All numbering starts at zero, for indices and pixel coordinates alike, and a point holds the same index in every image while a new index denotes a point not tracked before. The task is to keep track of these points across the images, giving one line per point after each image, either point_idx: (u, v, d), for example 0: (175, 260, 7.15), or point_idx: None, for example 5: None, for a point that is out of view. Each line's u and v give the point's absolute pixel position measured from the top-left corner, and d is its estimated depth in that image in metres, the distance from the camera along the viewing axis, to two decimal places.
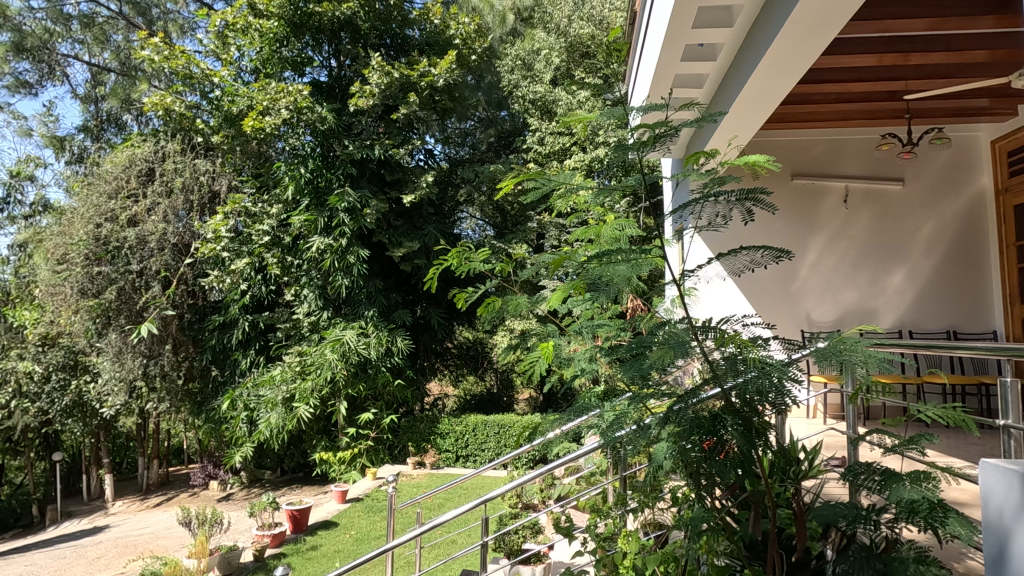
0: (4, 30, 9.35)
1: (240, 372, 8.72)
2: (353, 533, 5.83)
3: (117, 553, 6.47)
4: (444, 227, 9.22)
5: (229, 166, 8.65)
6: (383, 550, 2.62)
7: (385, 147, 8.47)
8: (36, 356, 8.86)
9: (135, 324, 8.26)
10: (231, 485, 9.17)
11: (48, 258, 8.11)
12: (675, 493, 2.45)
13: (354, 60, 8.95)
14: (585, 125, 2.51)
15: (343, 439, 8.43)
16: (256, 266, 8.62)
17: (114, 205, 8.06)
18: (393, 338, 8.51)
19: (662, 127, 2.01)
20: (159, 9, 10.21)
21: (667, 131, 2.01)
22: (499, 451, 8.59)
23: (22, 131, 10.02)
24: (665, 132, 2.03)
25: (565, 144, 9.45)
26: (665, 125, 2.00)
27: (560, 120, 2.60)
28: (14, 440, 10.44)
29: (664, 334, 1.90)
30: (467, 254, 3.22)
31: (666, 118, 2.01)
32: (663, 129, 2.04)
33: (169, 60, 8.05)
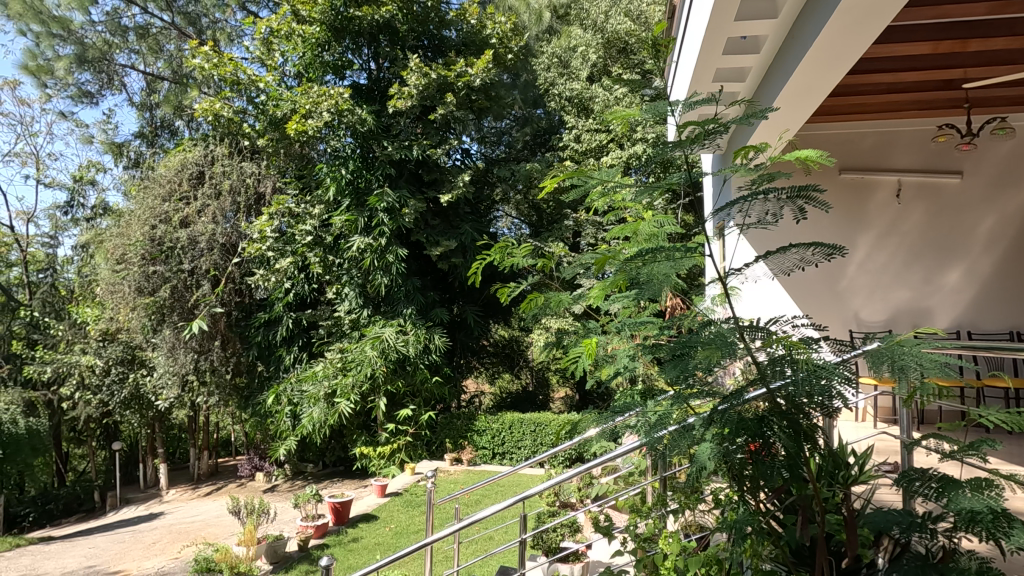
0: (68, 43, 9.83)
1: (285, 368, 9.00)
2: (392, 527, 5.96)
3: (171, 539, 6.78)
4: (480, 226, 9.29)
5: (274, 168, 8.96)
6: (424, 544, 2.66)
7: (423, 147, 8.60)
8: (97, 350, 9.36)
9: (187, 321, 8.64)
10: (276, 477, 9.50)
11: (108, 258, 8.58)
12: (718, 495, 2.41)
13: (392, 62, 9.11)
14: (626, 121, 2.49)
15: (383, 434, 8.61)
16: (299, 265, 8.85)
17: (168, 207, 8.46)
18: (431, 335, 8.62)
19: (712, 123, 1.96)
20: (208, 19, 10.56)
21: (717, 127, 1.96)
22: (535, 449, 8.61)
23: (84, 138, 10.87)
24: (715, 128, 1.98)
25: (602, 141, 9.35)
26: (715, 121, 1.95)
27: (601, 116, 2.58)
28: (78, 429, 11.11)
29: (709, 333, 1.88)
30: (509, 250, 3.24)
31: (716, 114, 1.96)
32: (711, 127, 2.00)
33: (218, 68, 8.43)
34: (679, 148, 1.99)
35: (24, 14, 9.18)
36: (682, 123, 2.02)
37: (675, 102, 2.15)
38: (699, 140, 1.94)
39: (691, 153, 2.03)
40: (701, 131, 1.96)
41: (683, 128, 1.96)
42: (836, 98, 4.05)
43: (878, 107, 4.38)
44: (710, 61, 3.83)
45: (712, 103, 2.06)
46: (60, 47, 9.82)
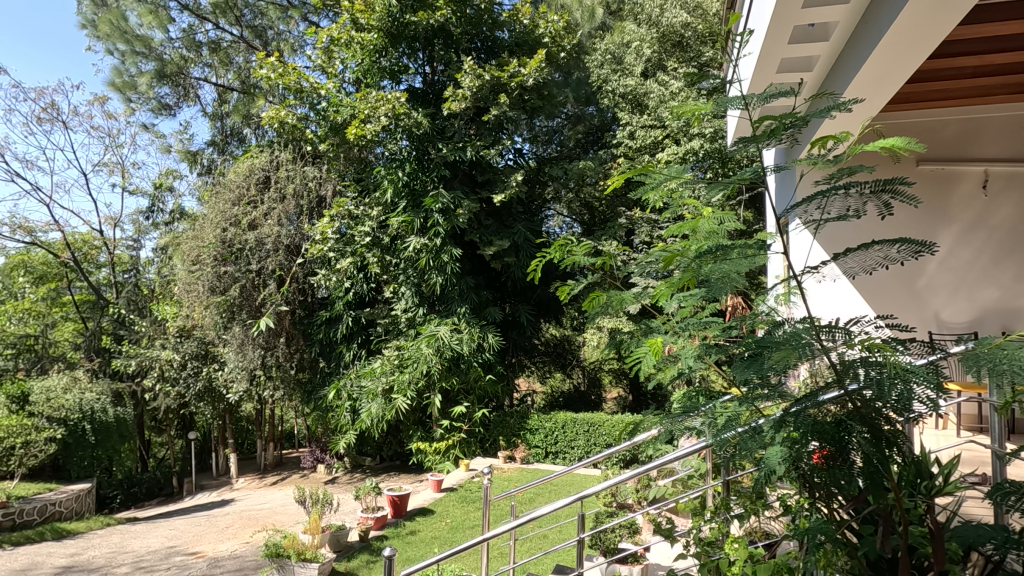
0: (150, 59, 10.58)
1: (345, 364, 9.33)
2: (448, 521, 6.08)
3: (242, 524, 7.18)
4: (533, 225, 9.32)
5: (334, 172, 9.31)
6: (482, 539, 2.75)
7: (476, 148, 8.69)
8: (174, 346, 10.02)
9: (255, 318, 9.13)
10: (336, 469, 9.89)
11: (185, 259, 9.17)
12: (787, 501, 2.32)
13: (447, 66, 9.27)
14: (695, 116, 2.43)
15: (438, 431, 8.78)
16: (358, 265, 9.13)
17: (238, 211, 8.95)
18: (484, 334, 8.72)
19: (790, 117, 1.88)
20: (273, 31, 11.11)
21: (795, 121, 1.89)
22: (588, 449, 8.56)
23: (163, 148, 11.62)
24: (793, 122, 1.90)
25: (657, 137, 9.15)
26: (793, 114, 1.88)
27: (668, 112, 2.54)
28: (158, 418, 11.93)
29: (782, 334, 1.82)
30: (569, 248, 3.26)
31: (794, 107, 1.89)
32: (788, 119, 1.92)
33: (283, 77, 8.83)
34: (753, 143, 1.92)
35: (111, 35, 9.96)
36: (757, 117, 1.96)
37: (748, 95, 2.09)
38: (777, 135, 1.87)
39: (765, 148, 1.97)
40: (778, 126, 1.89)
41: (757, 123, 1.90)
42: (914, 84, 3.82)
43: (963, 93, 4.09)
44: (776, 51, 3.69)
45: (788, 95, 1.99)
46: (143, 63, 10.57)
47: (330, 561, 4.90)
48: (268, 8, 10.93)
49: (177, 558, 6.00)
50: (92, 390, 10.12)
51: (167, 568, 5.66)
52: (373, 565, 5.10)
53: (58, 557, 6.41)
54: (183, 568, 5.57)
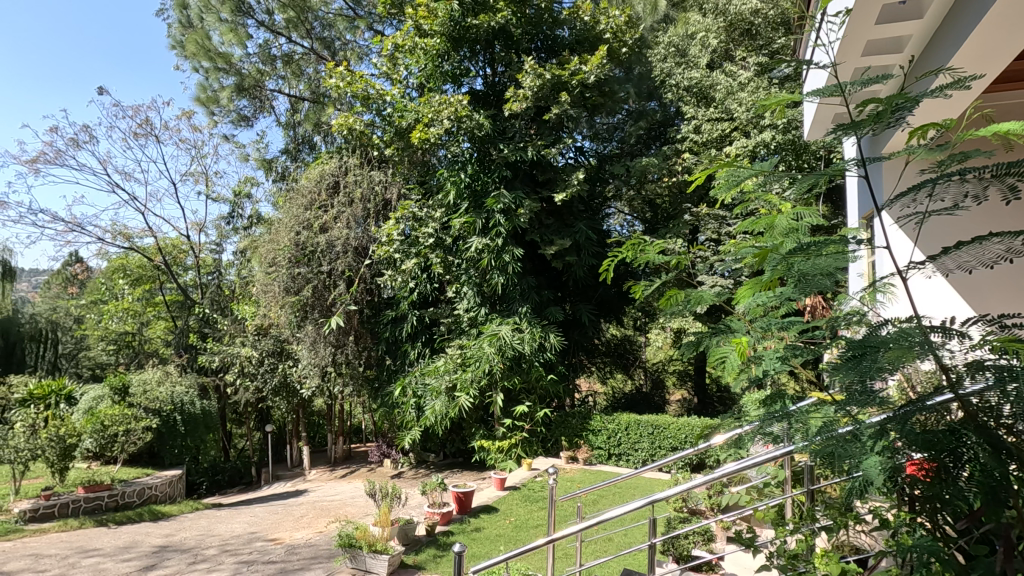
0: (230, 75, 11.24)
1: (410, 362, 9.54)
2: (512, 520, 6.09)
3: (316, 514, 7.51)
4: (594, 224, 9.23)
5: (399, 176, 9.59)
6: (550, 539, 2.74)
7: (537, 148, 8.65)
8: (253, 343, 10.61)
9: (326, 317, 9.55)
10: (402, 464, 10.17)
11: (263, 262, 9.69)
12: (883, 515, 2.16)
13: (507, 66, 9.31)
14: (785, 105, 2.32)
15: (500, 429, 8.81)
16: (422, 265, 9.30)
17: (310, 215, 9.39)
18: (546, 334, 8.72)
19: (898, 99, 1.76)
20: (340, 41, 11.64)
21: (904, 103, 1.75)
22: (653, 452, 8.35)
23: (242, 156, 12.43)
24: (901, 104, 1.77)
25: (725, 130, 8.77)
26: (901, 96, 1.75)
27: (756, 102, 2.43)
28: (239, 412, 12.66)
29: (887, 334, 1.72)
30: (643, 246, 3.21)
31: (902, 88, 1.76)
32: (896, 102, 1.79)
33: (351, 85, 9.14)
34: (854, 129, 1.81)
35: (197, 54, 10.68)
36: (857, 102, 1.84)
37: (843, 80, 1.97)
38: (885, 118, 1.75)
39: (867, 133, 1.85)
40: (885, 108, 1.77)
41: (859, 108, 1.79)
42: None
43: None
44: (861, 32, 3.48)
45: (892, 79, 1.86)
46: (224, 78, 11.27)
47: (399, 553, 5.04)
48: (336, 20, 11.43)
49: (258, 543, 6.35)
50: (182, 384, 10.94)
51: (249, 552, 6.00)
52: (440, 560, 5.20)
53: (155, 537, 6.95)
54: (263, 553, 5.89)
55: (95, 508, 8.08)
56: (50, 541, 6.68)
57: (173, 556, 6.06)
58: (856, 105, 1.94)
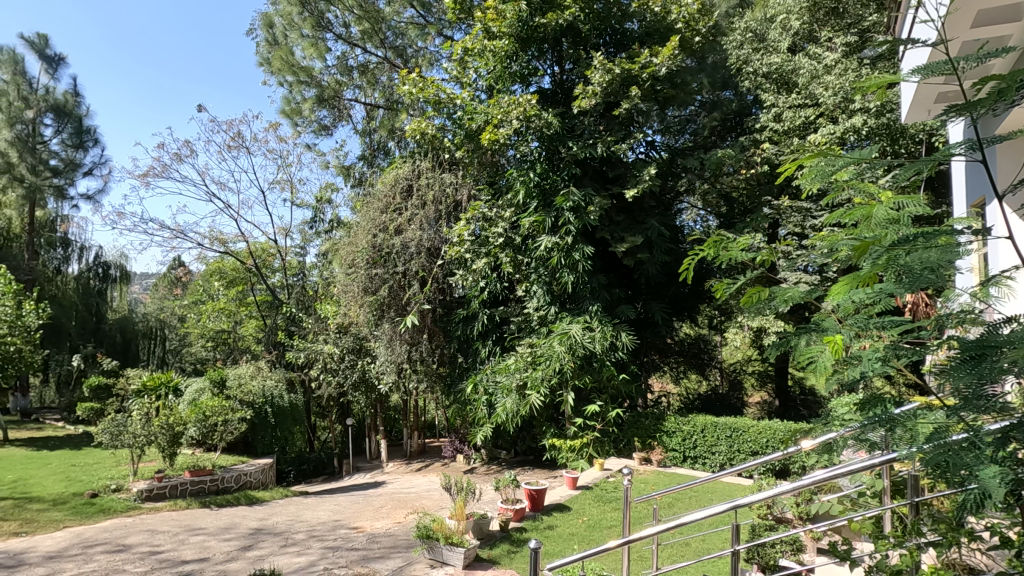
0: (312, 87, 11.89)
1: (481, 360, 9.69)
2: (586, 520, 6.07)
3: (394, 506, 7.80)
4: (666, 220, 8.98)
5: (469, 177, 9.80)
6: (625, 541, 2.67)
7: (607, 144, 8.53)
8: (335, 340, 11.18)
9: (401, 316, 9.91)
10: (474, 460, 10.41)
11: (343, 264, 10.15)
12: (1002, 532, 1.99)
13: (575, 64, 9.28)
14: (884, 88, 2.15)
15: (571, 428, 8.78)
16: (492, 265, 9.41)
17: (385, 218, 9.72)
18: (618, 333, 8.59)
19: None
20: (412, 49, 12.09)
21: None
22: (731, 456, 8.04)
23: (323, 164, 13.12)
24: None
25: (809, 117, 8.25)
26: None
27: (852, 86, 2.27)
28: (322, 406, 13.36)
29: (1010, 334, 1.57)
30: (725, 243, 3.15)
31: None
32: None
33: (423, 91, 9.38)
34: (970, 109, 1.65)
35: (282, 69, 11.45)
36: (974, 81, 1.68)
37: (957, 57, 1.80)
38: (1006, 95, 1.58)
39: (983, 114, 1.69)
40: (1007, 85, 1.60)
41: (975, 86, 1.63)
42: None
43: None
44: (971, 2, 3.19)
45: (1014, 52, 1.69)
46: (307, 91, 11.95)
47: (475, 547, 5.15)
48: (407, 28, 11.79)
49: (342, 531, 6.70)
50: (272, 378, 11.75)
51: (334, 539, 6.33)
52: (514, 556, 5.27)
53: (251, 520, 7.49)
54: (347, 540, 6.21)
55: (199, 491, 8.81)
56: (162, 519, 7.36)
57: (267, 539, 6.51)
58: (972, 84, 1.77)
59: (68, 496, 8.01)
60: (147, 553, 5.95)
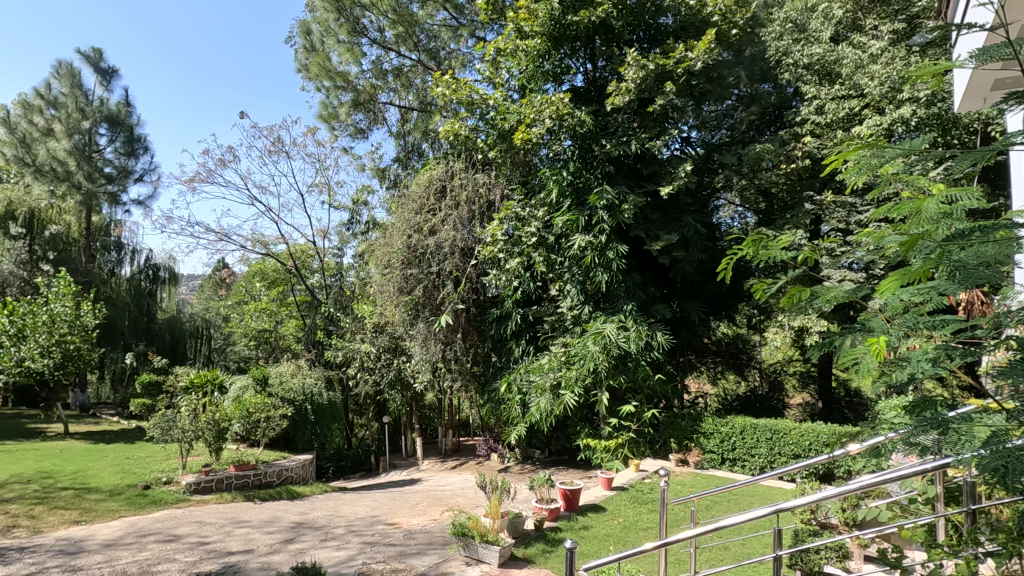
0: (348, 91, 12.12)
1: (515, 359, 9.70)
2: (621, 521, 6.02)
3: (429, 503, 7.90)
4: (703, 217, 8.81)
5: (502, 177, 9.86)
6: (661, 543, 2.63)
7: (641, 141, 8.42)
8: (371, 339, 11.40)
9: (436, 315, 10.03)
10: (509, 459, 10.45)
11: (379, 264, 10.33)
12: None
13: (608, 60, 9.19)
14: (937, 76, 2.05)
15: (606, 428, 8.70)
16: (526, 265, 9.41)
17: (420, 219, 9.85)
18: (653, 332, 8.47)
19: None
20: (445, 51, 12.22)
21: None
22: (772, 459, 7.82)
23: (359, 166, 13.38)
24: None
25: (853, 109, 7.94)
26: None
27: (901, 75, 2.18)
28: (359, 404, 13.64)
29: None
30: (766, 242, 3.09)
31: None
32: None
33: (456, 92, 9.46)
34: None
35: (320, 74, 11.74)
36: None
37: (1016, 42, 1.71)
38: None
39: None
40: None
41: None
42: None
43: None
44: None
45: None
46: (343, 95, 12.20)
47: (510, 545, 5.17)
48: (441, 31, 11.97)
49: (379, 526, 6.83)
50: (311, 376, 12.07)
51: (372, 534, 6.46)
52: (549, 555, 5.27)
53: (292, 514, 7.71)
54: (384, 536, 6.32)
55: (243, 485, 9.13)
56: (209, 512, 7.66)
57: (308, 533, 6.68)
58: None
59: (122, 488, 8.41)
60: (196, 544, 6.20)
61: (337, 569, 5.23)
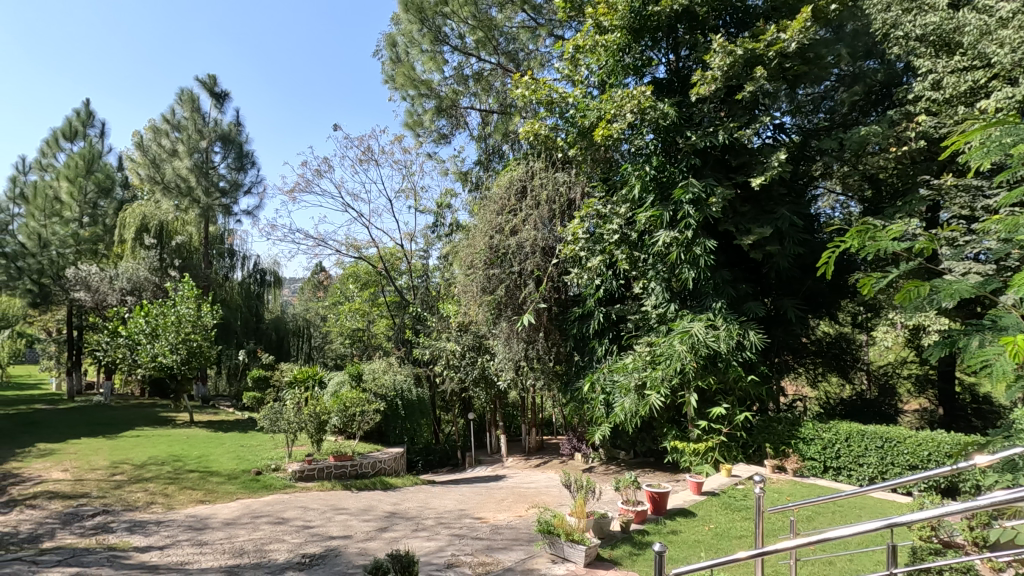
0: (432, 99, 12.55)
1: (597, 359, 9.61)
2: (712, 527, 5.78)
3: (514, 499, 8.04)
4: (799, 209, 8.25)
5: (583, 175, 9.84)
6: (757, 553, 2.45)
7: (729, 131, 8.04)
8: (456, 338, 11.74)
9: (518, 315, 10.13)
10: (592, 459, 10.40)
11: (463, 265, 10.59)
12: None
13: (692, 49, 8.87)
14: None
15: (695, 431, 8.37)
16: (608, 263, 9.27)
17: (501, 219, 10.01)
18: (745, 331, 8.06)
19: None
20: (524, 52, 12.36)
21: None
22: (883, 469, 7.17)
23: (443, 171, 13.83)
24: None
25: (978, 81, 6.95)
26: None
27: None
28: (445, 400, 14.10)
29: None
30: (873, 233, 3.01)
31: None
32: None
33: (536, 93, 9.52)
34: None
35: (405, 84, 12.27)
36: None
37: None
38: None
39: None
40: None
41: None
42: None
43: None
44: None
45: None
46: (427, 103, 12.65)
47: (596, 546, 5.12)
48: (519, 33, 12.08)
49: (467, 520, 7.02)
50: (401, 373, 12.67)
51: (460, 527, 6.67)
52: (637, 558, 5.17)
53: (386, 504, 8.13)
54: (472, 529, 6.50)
55: (342, 474, 9.75)
56: (313, 498, 8.25)
57: (400, 523, 7.01)
58: None
59: (239, 472, 9.26)
60: (302, 527, 6.70)
61: (428, 559, 5.44)
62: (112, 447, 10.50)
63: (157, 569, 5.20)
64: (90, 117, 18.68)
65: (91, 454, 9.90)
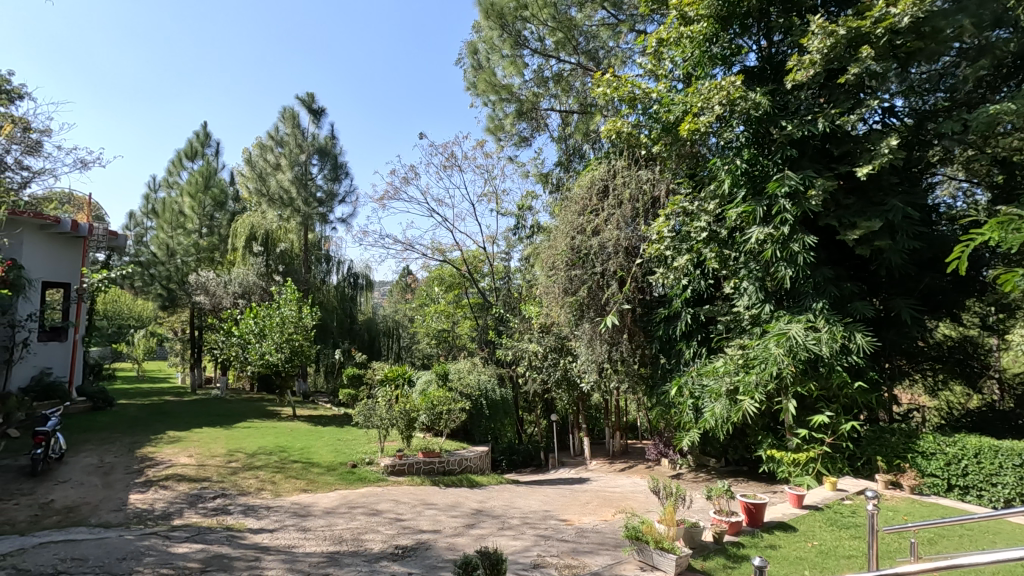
0: (512, 103, 12.78)
1: (685, 362, 9.25)
2: (816, 544, 5.39)
3: (600, 503, 7.94)
4: (914, 199, 7.50)
5: (668, 172, 9.56)
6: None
7: (831, 118, 7.45)
8: (539, 339, 11.77)
9: (601, 316, 10.00)
10: (680, 466, 10.04)
11: (545, 266, 10.63)
12: None
13: (787, 33, 8.32)
14: None
15: (793, 440, 7.88)
16: (695, 262, 8.94)
17: (583, 220, 9.94)
18: (850, 334, 7.44)
19: None
20: (604, 50, 12.27)
21: None
22: (1021, 491, 6.35)
23: (524, 173, 13.98)
24: None
25: None
26: None
27: None
28: (528, 400, 14.22)
29: None
30: (1015, 223, 2.74)
31: None
32: None
33: (617, 90, 9.37)
34: None
35: (487, 90, 12.55)
36: None
37: None
38: None
39: None
40: None
41: None
42: None
43: None
44: None
45: None
46: (507, 107, 12.91)
47: (687, 556, 4.95)
48: (599, 31, 11.95)
49: (552, 521, 7.03)
50: (485, 373, 12.97)
51: (546, 528, 6.69)
52: (732, 571, 4.93)
53: (473, 501, 8.32)
54: (558, 531, 6.50)
55: (431, 470, 10.10)
56: (404, 492, 8.62)
57: (487, 520, 7.15)
58: None
59: (337, 464, 9.87)
60: (395, 519, 7.01)
61: (515, 557, 5.51)
62: (228, 436, 11.56)
63: (269, 550, 5.65)
64: (208, 137, 20.65)
65: (211, 442, 10.97)
